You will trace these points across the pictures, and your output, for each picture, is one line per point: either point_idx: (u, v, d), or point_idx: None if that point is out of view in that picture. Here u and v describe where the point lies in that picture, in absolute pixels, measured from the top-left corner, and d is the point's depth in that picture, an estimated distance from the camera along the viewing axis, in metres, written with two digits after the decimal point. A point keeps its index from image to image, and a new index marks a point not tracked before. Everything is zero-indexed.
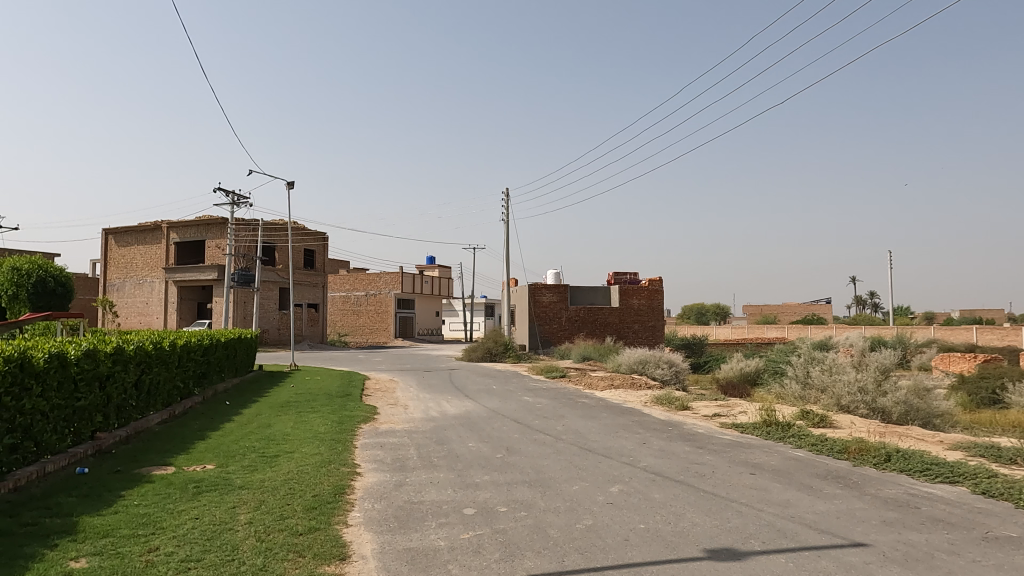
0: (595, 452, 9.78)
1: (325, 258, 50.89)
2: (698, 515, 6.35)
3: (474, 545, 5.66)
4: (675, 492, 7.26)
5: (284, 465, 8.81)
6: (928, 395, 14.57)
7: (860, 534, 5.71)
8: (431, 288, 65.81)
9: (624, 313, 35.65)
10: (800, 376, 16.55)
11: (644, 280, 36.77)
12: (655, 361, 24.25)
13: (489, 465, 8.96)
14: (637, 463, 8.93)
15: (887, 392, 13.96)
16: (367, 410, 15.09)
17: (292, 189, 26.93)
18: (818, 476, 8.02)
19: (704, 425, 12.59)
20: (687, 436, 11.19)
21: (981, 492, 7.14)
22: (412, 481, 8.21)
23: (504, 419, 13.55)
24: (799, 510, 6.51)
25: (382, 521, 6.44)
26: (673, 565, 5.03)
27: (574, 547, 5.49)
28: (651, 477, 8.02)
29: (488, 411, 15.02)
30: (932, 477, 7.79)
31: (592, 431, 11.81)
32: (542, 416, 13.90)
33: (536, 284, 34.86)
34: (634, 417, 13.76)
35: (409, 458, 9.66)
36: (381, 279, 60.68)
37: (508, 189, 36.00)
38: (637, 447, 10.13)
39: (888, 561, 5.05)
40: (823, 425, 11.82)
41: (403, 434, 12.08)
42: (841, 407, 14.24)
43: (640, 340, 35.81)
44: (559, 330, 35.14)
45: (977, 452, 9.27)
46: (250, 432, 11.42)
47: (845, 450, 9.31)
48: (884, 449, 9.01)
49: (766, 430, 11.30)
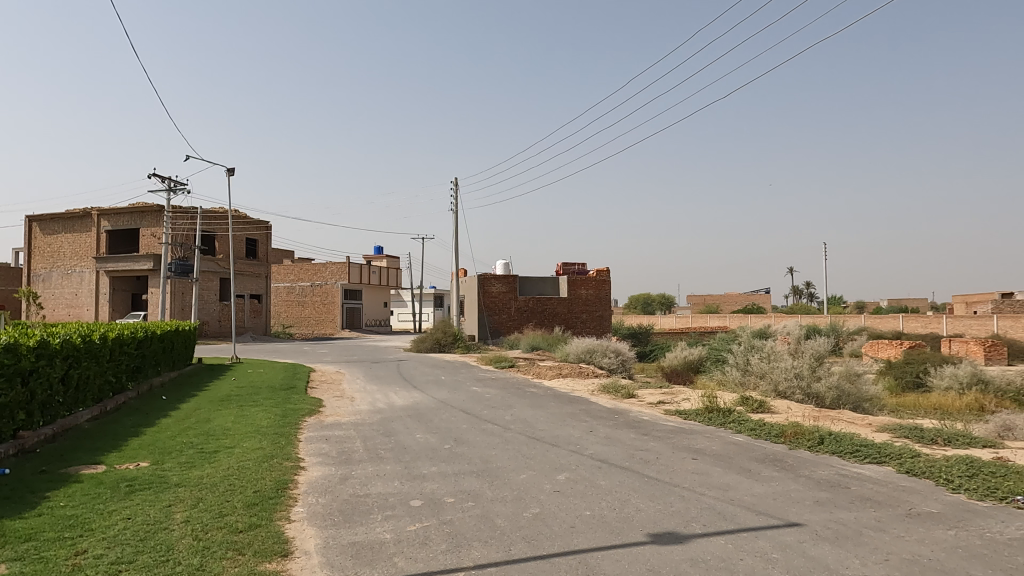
0: (542, 441, 9.83)
1: (268, 248, 49.54)
2: (642, 501, 6.47)
3: (420, 537, 5.62)
4: (621, 478, 7.37)
5: (224, 460, 8.53)
6: (858, 380, 15.38)
7: (795, 514, 5.93)
8: (378, 279, 65.02)
9: (572, 303, 36.00)
10: (740, 363, 17.06)
11: (592, 271, 37.23)
12: (603, 350, 24.73)
13: (436, 456, 8.89)
14: (583, 451, 9.04)
15: (820, 378, 14.65)
16: (312, 403, 14.73)
17: (232, 174, 26.06)
18: (756, 460, 8.28)
19: (649, 412, 12.90)
20: (632, 423, 11.39)
21: (906, 471, 7.53)
22: (358, 474, 8.08)
23: (452, 410, 13.50)
24: (739, 492, 6.73)
25: (327, 515, 6.32)
26: (617, 551, 5.11)
27: (520, 536, 5.52)
28: (597, 464, 8.13)
29: (436, 402, 14.93)
30: (861, 458, 8.18)
31: (540, 420, 11.91)
32: (490, 406, 13.94)
33: (485, 274, 34.85)
34: (581, 406, 13.93)
35: (354, 451, 9.50)
36: (328, 270, 59.57)
37: (456, 178, 35.69)
38: (583, 435, 10.25)
39: (820, 539, 5.26)
40: (761, 411, 12.25)
41: (348, 426, 11.89)
42: (778, 393, 14.77)
43: (587, 330, 36.23)
44: (508, 320, 35.29)
45: (903, 432, 9.82)
46: (187, 428, 10.97)
47: (781, 434, 9.66)
48: (818, 432, 9.42)
49: (708, 417, 11.63)
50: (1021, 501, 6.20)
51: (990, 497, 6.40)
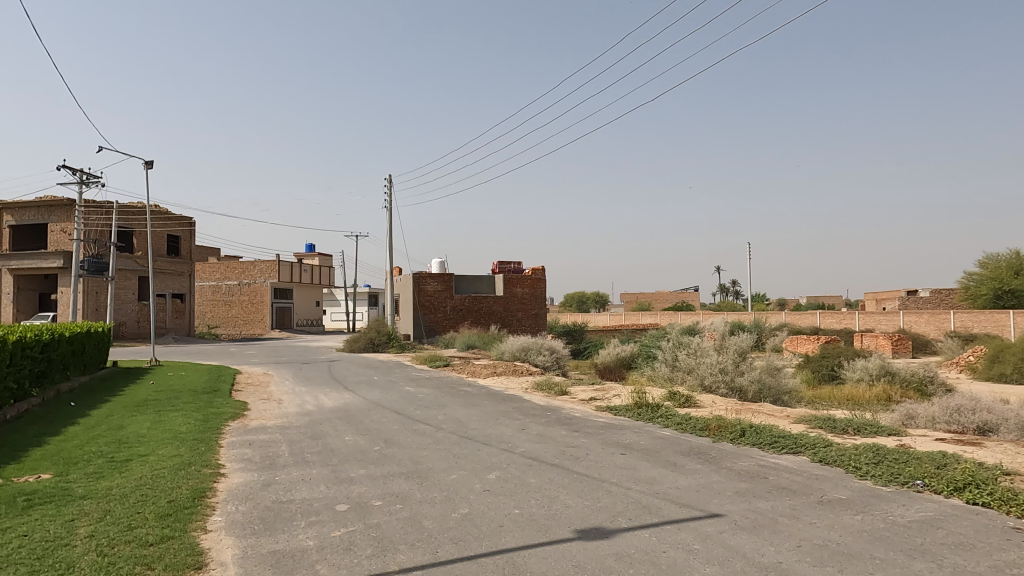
0: (474, 440, 9.78)
1: (192, 245, 47.40)
2: (571, 497, 6.53)
3: (345, 542, 5.47)
4: (551, 476, 7.41)
5: (137, 470, 8.05)
6: (778, 373, 16.11)
7: (716, 505, 6.12)
8: (310, 277, 63.32)
9: (508, 301, 36.12)
10: (669, 359, 17.53)
11: (527, 269, 37.48)
12: (537, 348, 24.89)
13: (364, 459, 8.69)
14: (514, 449, 9.04)
15: (743, 372, 15.26)
16: (236, 407, 14.13)
17: (151, 168, 24.72)
18: (681, 454, 8.51)
19: (581, 409, 13.07)
20: (564, 420, 11.51)
21: (819, 460, 7.91)
22: (282, 480, 7.80)
23: (384, 411, 13.25)
24: (664, 486, 6.89)
25: (246, 524, 6.06)
26: (544, 548, 5.12)
27: (448, 537, 5.46)
28: (527, 462, 8.15)
29: (367, 403, 14.63)
30: (778, 449, 8.55)
31: (472, 419, 11.86)
32: (423, 406, 13.76)
33: (420, 272, 34.50)
34: (514, 404, 13.97)
35: (279, 456, 9.18)
36: (256, 268, 57.49)
37: (390, 175, 35.18)
38: (515, 433, 10.27)
39: (739, 529, 5.44)
40: (688, 405, 12.63)
41: (274, 430, 11.47)
42: (704, 388, 15.28)
43: (523, 328, 36.44)
44: (444, 319, 35.04)
45: (817, 423, 10.33)
46: (98, 436, 10.30)
47: (706, 428, 9.97)
48: (739, 425, 9.78)
49: (637, 412, 11.89)
50: (920, 486, 6.63)
51: (893, 482, 6.80)
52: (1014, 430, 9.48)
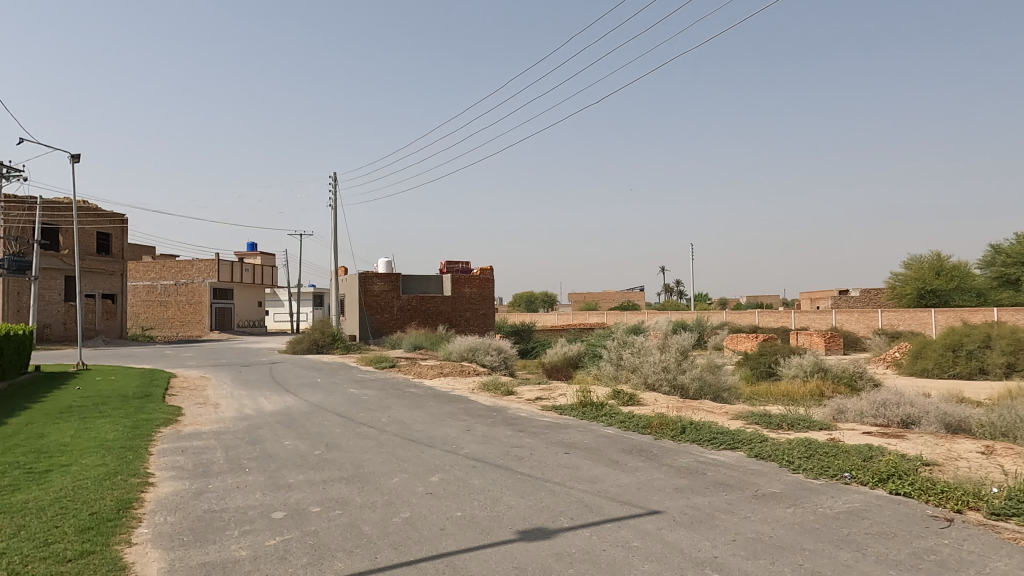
0: (418, 442, 9.66)
1: (124, 243, 45.30)
2: (514, 498, 6.51)
3: (280, 551, 5.30)
4: (494, 477, 7.38)
5: (56, 481, 7.59)
6: (718, 371, 16.55)
7: (656, 502, 6.22)
8: (252, 277, 61.46)
9: (456, 301, 35.91)
10: (614, 358, 17.77)
11: (476, 269, 37.39)
12: (485, 348, 24.84)
13: (304, 464, 8.46)
14: (459, 451, 8.97)
15: (685, 370, 15.61)
16: (169, 412, 13.54)
17: (77, 161, 23.46)
18: (623, 452, 8.62)
19: (527, 408, 13.11)
20: (509, 420, 11.52)
21: (755, 455, 8.15)
22: (215, 488, 7.50)
23: (326, 414, 12.94)
24: (606, 484, 6.96)
25: (175, 535, 5.80)
26: (485, 551, 5.09)
27: (388, 542, 5.36)
28: (471, 464, 8.10)
29: (309, 406, 14.25)
30: (717, 445, 8.77)
31: (417, 421, 11.72)
32: (367, 408, 13.52)
33: (366, 272, 33.94)
34: (460, 405, 13.89)
35: (214, 463, 8.82)
36: (194, 267, 55.38)
37: (335, 173, 34.53)
38: (460, 434, 10.20)
39: (676, 525, 5.55)
40: (631, 404, 12.82)
41: (209, 436, 11.03)
42: (647, 386, 15.57)
43: (471, 328, 36.30)
44: (390, 319, 34.56)
45: (754, 419, 10.66)
46: (15, 447, 9.67)
47: (648, 426, 10.14)
48: (679, 422, 10.01)
49: (582, 411, 12.00)
50: (847, 478, 6.92)
51: (823, 475, 7.08)
52: (934, 423, 10.02)
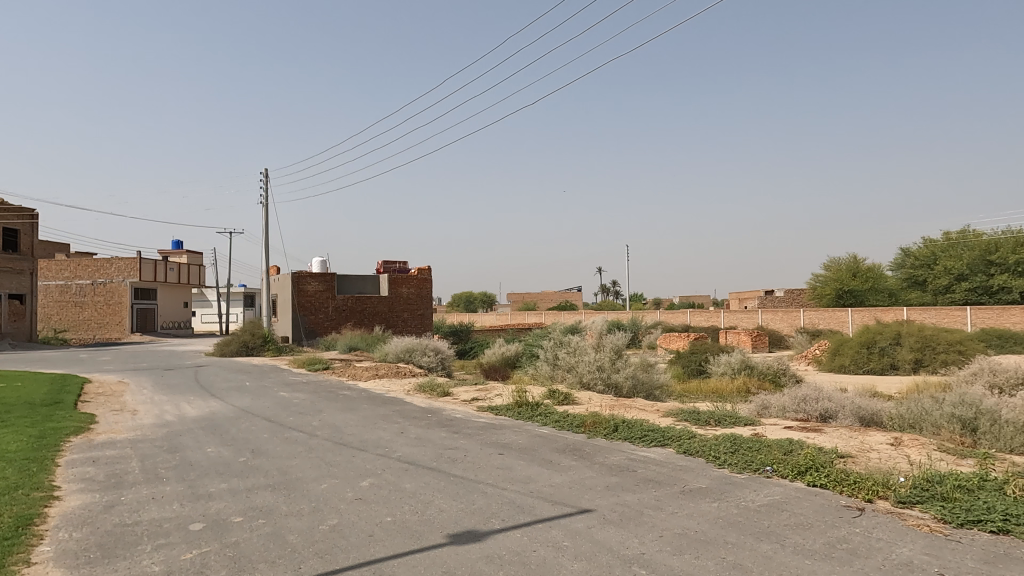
0: (350, 446, 9.43)
1: (33, 240, 42.39)
2: (446, 501, 6.43)
3: (197, 565, 5.03)
4: (426, 480, 7.27)
5: None
6: (651, 369, 16.95)
7: (586, 501, 6.28)
8: (177, 276, 58.72)
9: (393, 302, 35.38)
10: (550, 358, 17.91)
11: (413, 269, 36.95)
12: (422, 349, 24.57)
13: (227, 471, 8.10)
14: (391, 454, 8.81)
15: (619, 369, 15.90)
16: (81, 420, 12.71)
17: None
18: (557, 451, 8.67)
19: (462, 409, 13.03)
20: (444, 421, 11.43)
21: (683, 451, 8.36)
22: (128, 500, 7.08)
23: (254, 419, 12.46)
24: (539, 484, 6.97)
25: (81, 553, 5.42)
26: (415, 556, 4.99)
27: (313, 551, 5.18)
28: (403, 467, 7.95)
29: (235, 411, 13.69)
30: (648, 442, 8.94)
31: (349, 424, 11.45)
32: (297, 412, 13.11)
33: (299, 272, 32.99)
34: (395, 407, 13.67)
35: (128, 473, 8.33)
36: (113, 266, 52.43)
37: (266, 169, 33.41)
38: (394, 437, 10.02)
39: (606, 523, 5.61)
40: (566, 403, 12.94)
41: (125, 444, 10.42)
42: (583, 385, 15.77)
43: (409, 329, 35.86)
44: (325, 320, 33.71)
45: (684, 416, 10.95)
46: None
47: (581, 425, 10.26)
48: (612, 420, 10.17)
49: (517, 411, 12.01)
50: (769, 471, 7.19)
51: (746, 469, 7.33)
52: (849, 416, 10.57)
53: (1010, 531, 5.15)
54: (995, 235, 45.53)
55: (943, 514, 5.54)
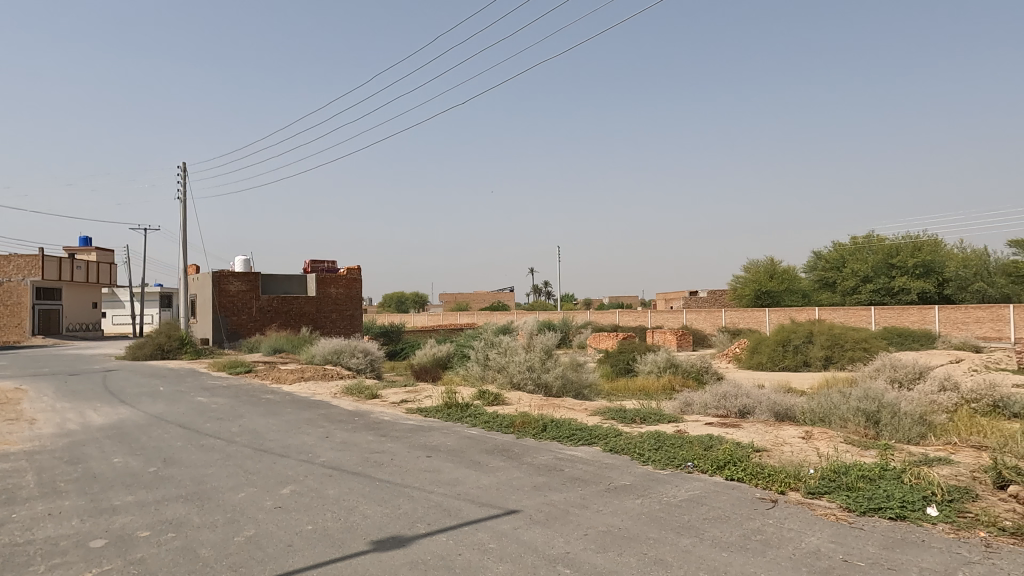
0: (271, 452, 9.06)
1: None
2: (370, 506, 6.28)
3: None
4: (351, 485, 7.08)
5: None
6: (580, 368, 17.20)
7: (513, 502, 6.27)
8: (86, 275, 55.08)
9: (321, 302, 34.42)
10: (481, 359, 17.86)
11: (342, 269, 36.07)
12: (351, 350, 24.01)
13: (135, 483, 7.60)
14: (314, 459, 8.53)
15: (549, 369, 16.05)
16: None
17: None
18: (485, 452, 8.64)
19: (391, 412, 12.79)
20: (372, 425, 11.18)
21: (609, 449, 8.50)
22: (20, 517, 6.52)
23: (167, 426, 11.80)
24: (466, 486, 6.91)
25: None
26: (336, 565, 4.83)
27: (227, 565, 4.93)
28: (327, 473, 7.71)
29: (147, 418, 12.92)
30: (575, 441, 9.05)
31: (270, 429, 11.02)
32: (215, 418, 12.51)
33: (221, 271, 31.57)
34: (320, 411, 13.27)
35: (21, 488, 7.68)
36: (11, 264, 48.60)
37: (183, 163, 31.82)
38: (318, 442, 9.71)
39: (532, 523, 5.61)
40: (496, 403, 12.93)
41: (19, 457, 9.62)
42: (513, 385, 15.81)
43: (338, 329, 34.97)
44: (248, 321, 32.40)
45: (611, 415, 11.14)
46: None
47: (511, 425, 10.27)
48: (541, 420, 10.23)
49: (446, 413, 11.89)
50: (690, 467, 7.40)
51: (669, 465, 7.52)
52: (766, 412, 11.05)
53: (907, 517, 5.51)
54: (896, 240, 48.92)
55: (848, 503, 5.87)
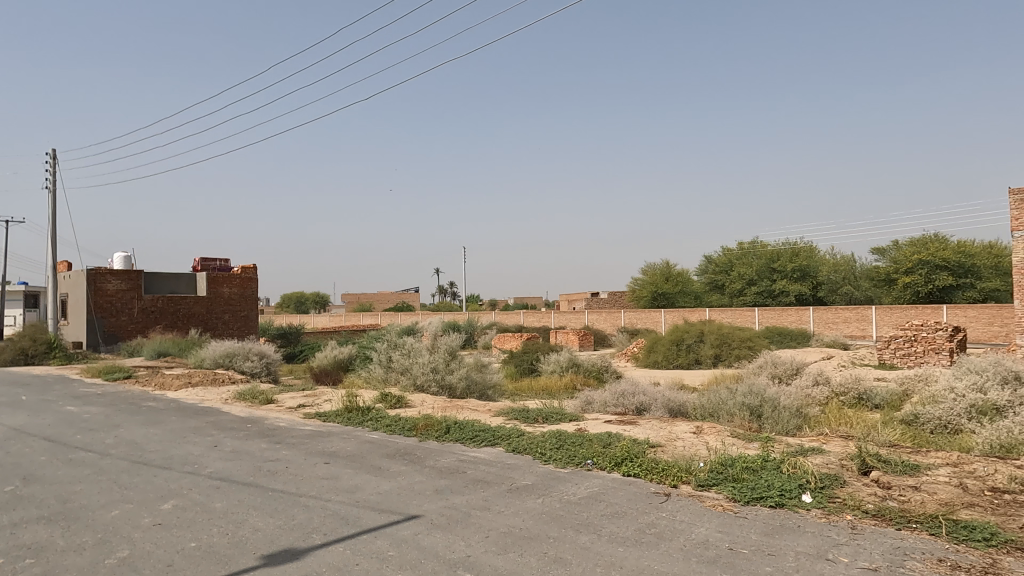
0: (151, 464, 8.41)
1: None
2: (261, 519, 5.95)
3: None
4: (240, 497, 6.68)
5: None
6: (484, 369, 17.25)
7: (414, 507, 6.16)
8: None
9: (212, 302, 32.46)
10: (383, 360, 17.48)
11: (236, 268, 34.20)
12: (244, 353, 22.79)
13: None
14: (201, 470, 7.99)
15: (453, 370, 15.98)
16: None
17: None
18: (386, 457, 8.44)
19: (287, 418, 12.24)
20: (265, 431, 10.66)
21: (512, 450, 8.55)
22: None
23: (28, 439, 10.67)
24: (365, 493, 6.71)
25: None
26: None
27: None
28: (214, 485, 7.24)
29: (3, 431, 11.62)
30: (478, 443, 9.03)
31: (151, 439, 10.22)
32: (87, 429, 11.45)
33: (96, 268, 29.04)
34: (209, 418, 12.48)
35: None
36: None
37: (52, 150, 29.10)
38: (205, 451, 9.12)
39: (433, 528, 5.54)
40: (399, 406, 12.70)
41: None
42: (417, 387, 15.60)
43: (230, 331, 33.11)
44: (128, 323, 29.98)
45: (514, 415, 11.23)
46: None
47: (413, 428, 10.10)
48: (444, 422, 10.15)
49: (347, 417, 11.53)
50: (589, 465, 7.58)
51: (569, 464, 7.67)
52: (661, 408, 11.55)
53: (785, 504, 5.92)
54: (777, 246, 52.75)
55: (733, 494, 6.22)
